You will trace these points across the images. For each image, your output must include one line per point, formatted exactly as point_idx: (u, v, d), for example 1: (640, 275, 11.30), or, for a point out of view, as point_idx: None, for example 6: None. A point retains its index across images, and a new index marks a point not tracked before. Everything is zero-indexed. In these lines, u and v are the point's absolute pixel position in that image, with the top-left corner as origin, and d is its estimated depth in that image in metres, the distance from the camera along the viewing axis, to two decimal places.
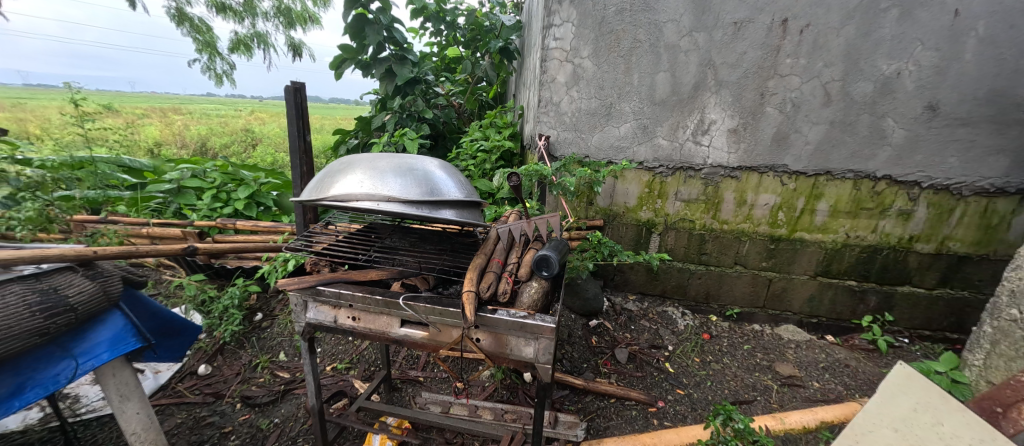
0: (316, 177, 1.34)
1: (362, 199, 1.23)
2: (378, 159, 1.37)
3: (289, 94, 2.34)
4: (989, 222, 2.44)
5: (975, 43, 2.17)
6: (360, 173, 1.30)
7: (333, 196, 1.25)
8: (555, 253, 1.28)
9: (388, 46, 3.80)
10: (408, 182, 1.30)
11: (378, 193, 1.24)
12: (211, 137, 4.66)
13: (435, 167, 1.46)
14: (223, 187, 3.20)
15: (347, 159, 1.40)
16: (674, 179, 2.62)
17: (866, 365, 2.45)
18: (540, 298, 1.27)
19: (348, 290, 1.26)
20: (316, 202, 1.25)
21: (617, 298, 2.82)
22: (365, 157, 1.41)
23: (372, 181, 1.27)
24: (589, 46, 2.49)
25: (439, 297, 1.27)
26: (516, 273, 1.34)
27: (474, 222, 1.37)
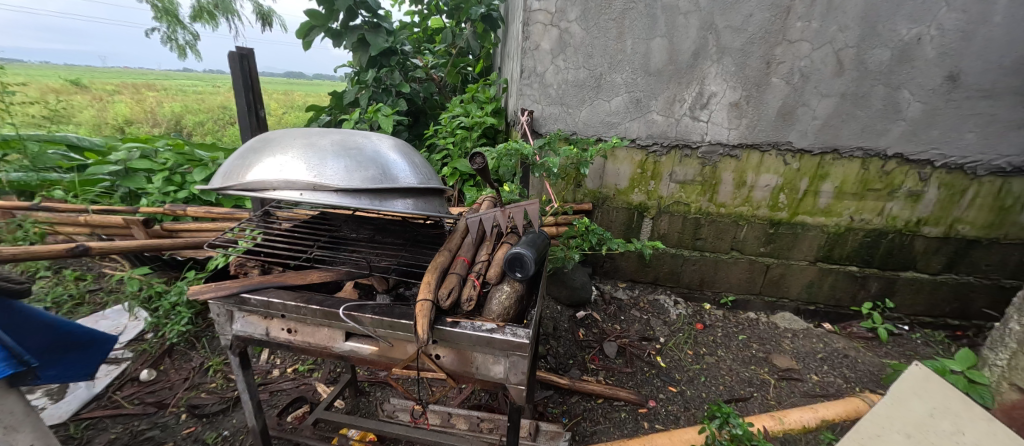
0: (230, 159, 1.11)
1: (283, 188, 1.01)
2: (308, 135, 1.14)
3: (235, 62, 2.07)
4: (1002, 204, 2.28)
5: (1005, 4, 1.96)
6: (283, 154, 1.07)
7: (248, 183, 1.03)
8: (530, 250, 1.07)
9: (360, 11, 3.44)
10: (342, 162, 1.06)
11: (301, 179, 1.01)
12: (185, 114, 3.68)
13: (382, 143, 1.22)
14: (177, 169, 2.89)
15: (272, 136, 1.17)
16: (668, 159, 2.41)
17: (865, 355, 2.32)
18: (513, 306, 1.07)
19: (276, 297, 1.04)
20: (228, 191, 1.03)
21: (607, 285, 2.65)
22: (294, 133, 1.17)
23: (295, 163, 1.04)
24: (577, 7, 2.22)
25: (390, 307, 1.05)
26: (485, 274, 1.13)
27: (432, 214, 1.15)
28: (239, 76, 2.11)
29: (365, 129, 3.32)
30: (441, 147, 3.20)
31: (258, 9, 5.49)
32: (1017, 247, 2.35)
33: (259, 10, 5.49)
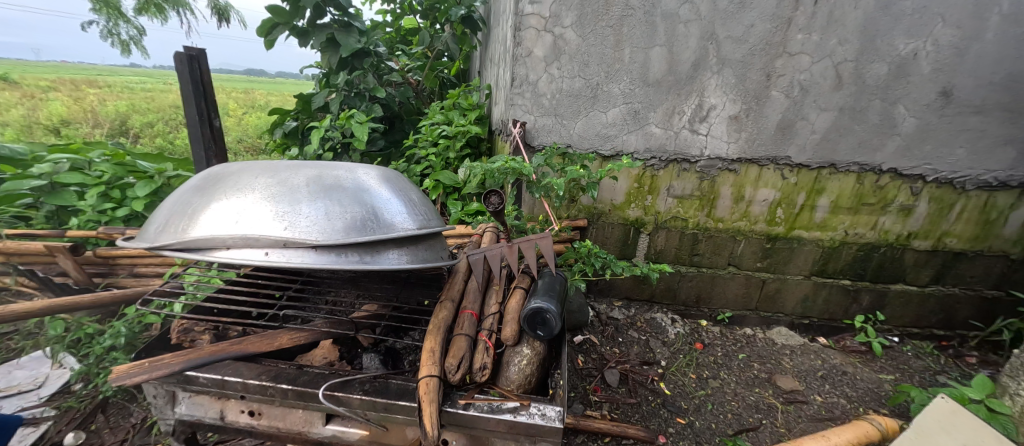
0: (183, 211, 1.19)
1: (242, 245, 1.10)
2: (279, 181, 1.21)
3: (183, 67, 1.82)
4: (987, 217, 2.31)
5: (997, 21, 1.96)
6: (247, 204, 1.15)
7: (210, 236, 1.11)
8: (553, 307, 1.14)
9: (328, 8, 3.17)
10: (295, 216, 1.14)
11: (267, 236, 1.09)
12: (131, 112, 3.48)
13: (338, 183, 1.26)
14: (116, 183, 2.54)
15: (240, 179, 1.25)
16: (666, 173, 2.30)
17: (863, 370, 2.29)
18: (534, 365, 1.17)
19: (235, 379, 1.14)
20: (185, 243, 1.12)
21: (602, 305, 2.55)
22: (262, 177, 1.24)
23: (263, 217, 1.13)
24: (572, 12, 2.08)
25: (381, 386, 1.14)
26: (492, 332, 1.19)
27: (398, 263, 1.23)
28: (188, 81, 1.85)
29: (337, 137, 3.06)
30: (422, 157, 2.99)
31: (214, 2, 5.05)
32: (999, 259, 2.40)
33: (215, 4, 5.05)
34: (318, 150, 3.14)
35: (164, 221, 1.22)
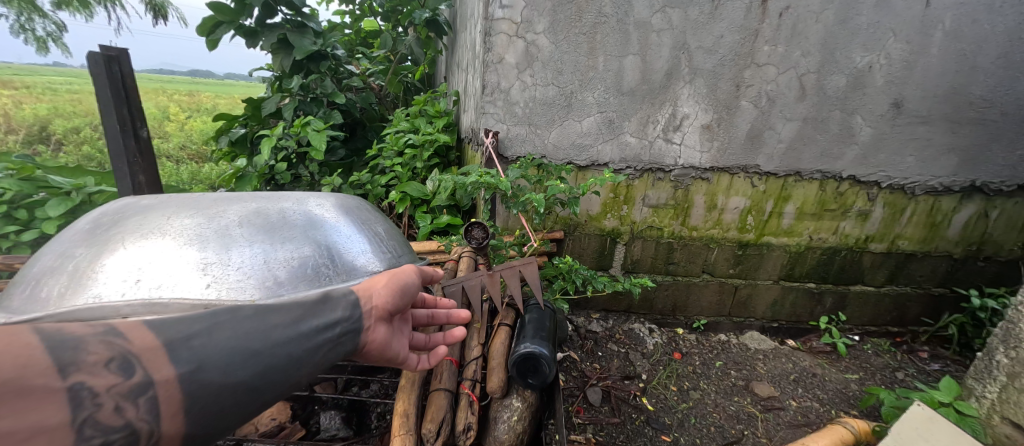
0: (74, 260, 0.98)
1: (146, 313, 0.88)
2: (197, 225, 1.03)
3: (100, 69, 1.60)
4: (934, 220, 2.45)
5: (941, 37, 2.08)
6: (153, 258, 0.96)
7: (100, 301, 0.89)
8: (541, 350, 1.28)
9: (280, 7, 2.94)
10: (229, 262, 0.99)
11: (183, 300, 0.90)
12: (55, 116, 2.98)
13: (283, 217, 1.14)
14: (23, 202, 2.28)
15: (143, 222, 1.03)
16: (641, 183, 2.28)
17: (831, 371, 2.35)
18: (524, 411, 1.29)
19: None
20: (62, 312, 0.88)
21: (580, 318, 2.51)
22: (172, 221, 1.03)
23: (176, 274, 0.94)
24: (544, 18, 2.00)
25: None
26: (470, 379, 1.34)
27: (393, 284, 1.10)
28: (106, 85, 1.62)
29: (292, 146, 2.82)
30: (387, 167, 2.82)
31: None
32: (944, 259, 2.55)
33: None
34: (270, 161, 2.88)
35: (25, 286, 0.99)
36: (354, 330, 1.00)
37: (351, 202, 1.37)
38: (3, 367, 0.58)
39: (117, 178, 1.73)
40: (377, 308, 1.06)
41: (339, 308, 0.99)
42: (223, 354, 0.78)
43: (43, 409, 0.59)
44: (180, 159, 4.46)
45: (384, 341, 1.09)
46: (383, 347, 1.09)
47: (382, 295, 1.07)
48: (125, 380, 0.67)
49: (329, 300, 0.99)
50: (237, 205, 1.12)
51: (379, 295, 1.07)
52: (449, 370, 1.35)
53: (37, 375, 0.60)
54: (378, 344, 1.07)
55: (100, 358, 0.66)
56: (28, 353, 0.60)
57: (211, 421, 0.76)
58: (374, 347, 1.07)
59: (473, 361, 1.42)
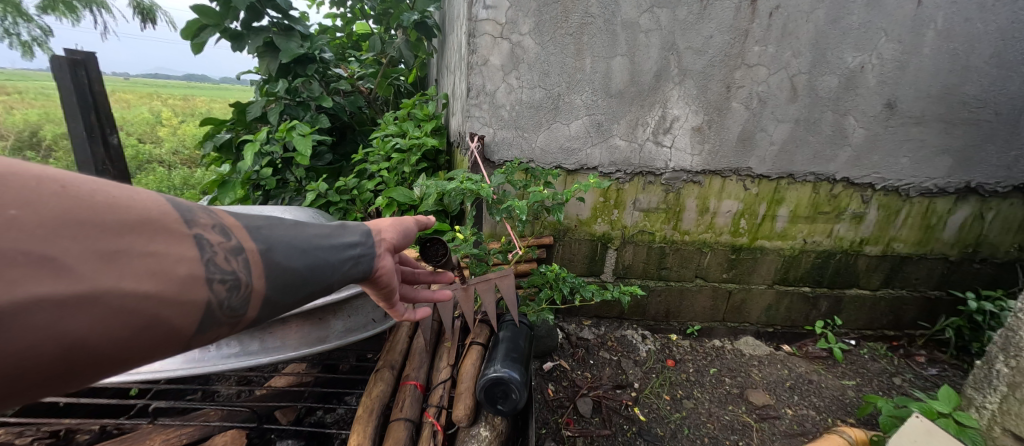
0: None
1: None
2: None
3: (64, 74, 1.55)
4: (929, 222, 2.41)
5: (934, 36, 2.05)
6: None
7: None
8: (512, 375, 1.23)
9: (265, 10, 2.88)
10: None
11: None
12: None
13: None
14: None
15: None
16: (631, 186, 2.24)
17: (827, 378, 2.29)
18: (491, 441, 1.22)
19: None
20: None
21: (571, 325, 2.45)
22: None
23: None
24: (530, 19, 1.96)
25: None
26: (435, 406, 1.28)
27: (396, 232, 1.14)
28: (72, 91, 1.57)
29: (277, 152, 2.76)
30: (374, 172, 2.75)
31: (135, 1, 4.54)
32: (940, 261, 2.52)
33: (137, 2, 4.54)
34: (255, 166, 2.78)
35: None
36: (368, 256, 0.98)
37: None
38: (148, 209, 0.65)
39: None
40: (388, 238, 1.06)
41: (359, 235, 0.99)
42: (286, 245, 0.82)
43: (172, 246, 0.65)
44: (168, 164, 4.40)
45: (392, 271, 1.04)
46: (389, 277, 1.04)
47: (394, 229, 1.09)
48: (227, 242, 0.72)
49: (354, 228, 1.00)
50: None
51: (388, 229, 1.08)
52: (413, 396, 1.31)
53: (169, 220, 0.66)
54: (385, 273, 1.02)
55: (206, 220, 0.71)
56: (149, 208, 0.65)
57: (284, 294, 0.80)
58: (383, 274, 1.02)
59: (441, 385, 1.35)
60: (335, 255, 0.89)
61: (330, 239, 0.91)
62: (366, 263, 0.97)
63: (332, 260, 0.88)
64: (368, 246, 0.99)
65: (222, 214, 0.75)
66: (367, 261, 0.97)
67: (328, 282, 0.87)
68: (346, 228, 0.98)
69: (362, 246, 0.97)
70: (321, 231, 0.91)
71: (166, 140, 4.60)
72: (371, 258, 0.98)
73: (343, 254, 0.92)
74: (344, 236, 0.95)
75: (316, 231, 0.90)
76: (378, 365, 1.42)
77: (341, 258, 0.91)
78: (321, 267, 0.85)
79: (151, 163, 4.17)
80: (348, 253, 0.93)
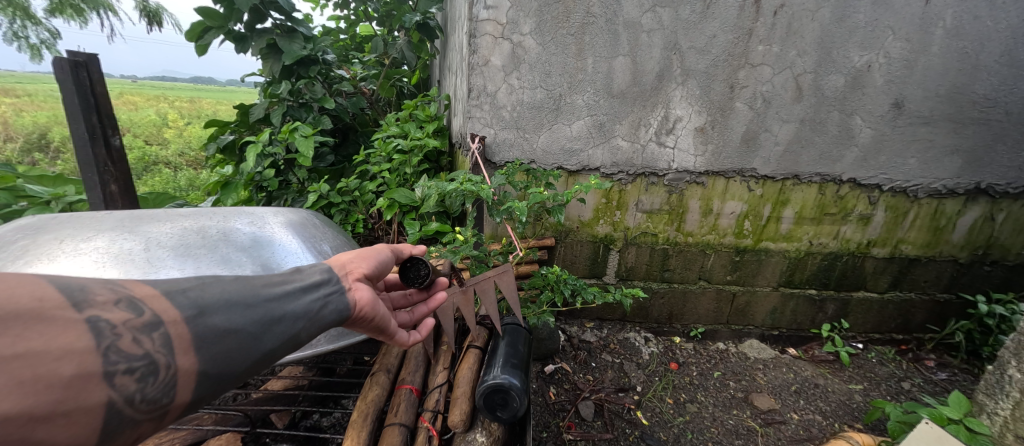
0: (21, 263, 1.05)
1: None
2: (136, 242, 1.10)
3: (65, 75, 1.55)
4: (937, 224, 2.37)
5: (942, 34, 2.01)
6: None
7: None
8: (512, 381, 1.21)
9: (269, 12, 2.88)
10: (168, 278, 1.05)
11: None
12: None
13: (231, 233, 1.22)
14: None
15: (41, 247, 1.07)
16: (634, 187, 2.22)
17: (834, 382, 2.25)
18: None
19: None
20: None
21: (573, 327, 2.43)
22: (74, 245, 1.07)
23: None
24: (531, 19, 1.95)
25: None
26: (431, 411, 1.26)
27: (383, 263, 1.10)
28: (73, 92, 1.57)
29: (279, 153, 2.76)
30: (375, 173, 2.75)
31: (142, 4, 4.59)
32: (949, 263, 2.47)
33: (143, 5, 4.59)
34: (257, 167, 2.78)
35: None
36: (342, 290, 0.93)
37: (271, 216, 1.37)
38: (18, 299, 0.52)
39: (87, 188, 1.68)
40: (357, 269, 1.01)
41: (325, 270, 0.94)
42: (223, 304, 0.71)
43: (56, 341, 0.54)
44: (174, 165, 4.44)
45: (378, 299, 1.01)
46: (378, 306, 1.01)
47: (362, 259, 1.05)
48: (137, 316, 0.61)
49: (315, 266, 0.94)
50: (144, 225, 1.15)
51: (355, 260, 1.03)
52: (408, 400, 1.29)
53: (48, 308, 0.54)
54: (373, 303, 0.98)
55: (106, 299, 0.60)
56: (18, 293, 0.53)
57: (227, 366, 0.69)
58: (363, 306, 0.96)
59: (437, 389, 1.34)
60: (289, 305, 0.81)
61: (279, 287, 0.82)
62: (331, 305, 0.88)
63: (286, 311, 0.79)
64: (336, 283, 0.93)
65: (133, 286, 0.65)
66: (332, 303, 0.89)
67: (284, 336, 0.77)
68: (299, 273, 0.90)
69: (321, 289, 0.89)
70: (267, 281, 0.82)
71: (171, 142, 4.65)
72: (335, 300, 0.90)
73: (301, 302, 0.83)
74: (298, 282, 0.86)
75: (261, 282, 0.81)
76: (373, 368, 1.40)
77: (298, 307, 0.82)
78: (275, 318, 0.77)
79: (157, 164, 4.21)
80: (307, 299, 0.85)
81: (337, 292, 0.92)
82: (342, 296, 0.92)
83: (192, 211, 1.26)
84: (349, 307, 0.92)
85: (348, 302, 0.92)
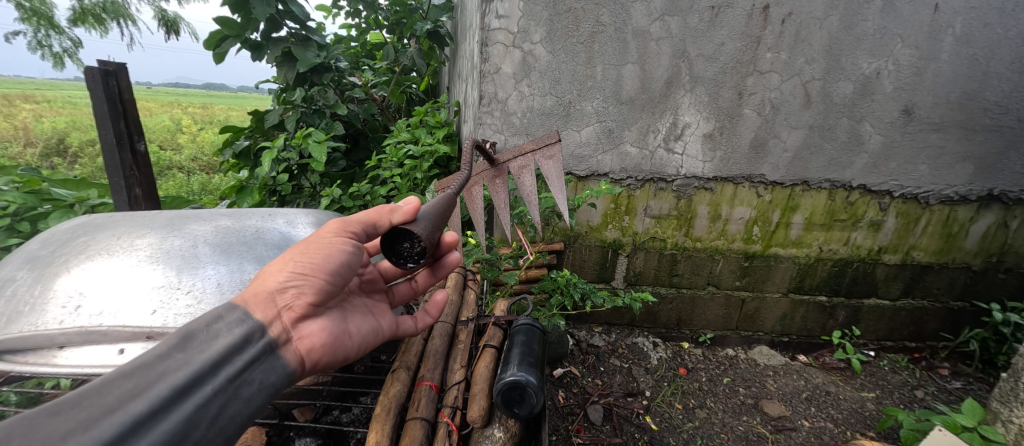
0: (77, 258, 1.08)
1: (83, 343, 0.97)
2: (182, 241, 1.15)
3: (96, 83, 1.61)
4: (950, 231, 2.35)
5: (952, 42, 2.02)
6: (100, 282, 1.03)
7: (42, 329, 0.97)
8: (529, 378, 1.22)
9: (285, 22, 2.95)
10: (214, 274, 1.09)
11: (124, 327, 0.97)
12: None
13: (268, 232, 1.27)
14: (27, 214, 2.11)
15: (97, 244, 1.12)
16: (643, 192, 2.24)
17: (845, 389, 2.23)
18: (505, 442, 1.22)
19: None
20: (7, 340, 0.98)
21: (581, 332, 2.45)
22: (128, 242, 1.12)
23: (123, 299, 1.00)
24: (541, 28, 1.99)
25: None
26: (450, 407, 1.28)
27: (328, 274, 0.95)
28: (103, 99, 1.64)
29: (293, 158, 2.80)
30: (386, 178, 2.78)
31: (160, 14, 4.73)
32: (962, 270, 2.45)
33: (162, 15, 4.73)
34: (271, 172, 2.83)
35: (15, 288, 1.06)
36: (268, 352, 0.83)
37: (303, 217, 1.42)
38: None
39: (112, 191, 1.75)
40: (293, 304, 0.89)
41: (245, 322, 0.81)
42: None
43: None
44: (187, 169, 4.54)
45: (330, 337, 0.97)
46: (334, 344, 0.98)
47: (300, 283, 0.90)
48: None
49: (228, 319, 0.80)
50: (190, 224, 1.20)
51: (291, 288, 0.89)
52: (428, 396, 1.29)
53: None
54: (325, 346, 0.95)
55: None
56: None
57: None
58: (309, 359, 0.92)
59: (455, 386, 1.35)
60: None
61: (109, 429, 0.56)
62: (225, 410, 0.72)
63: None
64: (257, 342, 0.81)
65: None
66: (228, 403, 0.73)
67: None
68: (167, 363, 0.68)
69: (205, 388, 0.70)
70: (80, 422, 0.55)
71: (185, 147, 4.76)
72: (240, 389, 0.75)
73: (156, 435, 0.61)
74: (157, 394, 0.63)
75: (65, 430, 0.53)
76: (393, 365, 1.40)
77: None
78: None
79: (171, 169, 4.31)
80: (171, 422, 0.64)
81: (243, 376, 0.76)
82: (259, 375, 0.80)
83: (232, 212, 1.32)
84: (270, 384, 0.81)
85: (260, 385, 0.79)
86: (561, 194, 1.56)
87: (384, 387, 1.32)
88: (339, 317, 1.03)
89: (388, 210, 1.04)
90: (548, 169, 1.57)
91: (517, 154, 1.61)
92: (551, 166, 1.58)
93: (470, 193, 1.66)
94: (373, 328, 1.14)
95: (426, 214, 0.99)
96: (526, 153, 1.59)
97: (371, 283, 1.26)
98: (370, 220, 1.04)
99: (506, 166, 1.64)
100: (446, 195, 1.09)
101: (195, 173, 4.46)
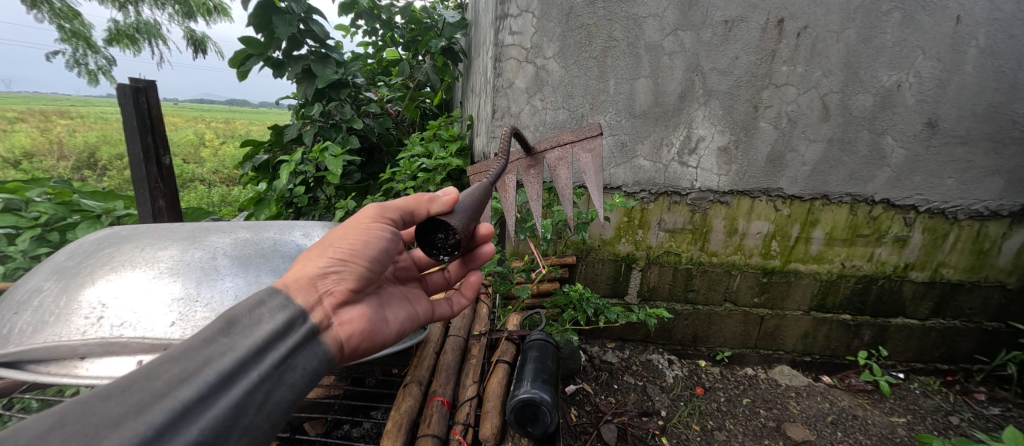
0: (103, 269, 1.11)
1: (104, 353, 0.99)
2: (202, 252, 1.17)
3: (126, 99, 1.68)
4: (982, 247, 2.25)
5: (975, 54, 1.97)
6: (123, 293, 1.05)
7: (66, 339, 1.00)
8: (542, 395, 1.20)
9: (306, 40, 3.05)
10: (232, 286, 1.11)
11: (144, 338, 0.99)
12: None
13: (283, 244, 1.28)
14: (57, 224, 2.20)
15: (122, 255, 1.15)
16: (656, 206, 2.21)
17: (874, 413, 2.12)
18: None
19: None
20: (33, 349, 1.00)
21: (594, 347, 2.40)
22: (150, 254, 1.14)
23: (143, 310, 1.03)
24: (554, 43, 2.01)
25: None
26: (462, 424, 1.25)
27: (369, 257, 0.96)
28: (133, 115, 1.71)
29: (310, 172, 2.85)
30: (400, 190, 2.78)
31: (189, 34, 4.95)
32: (995, 289, 2.33)
33: (190, 35, 4.95)
34: (289, 185, 2.91)
35: (41, 299, 1.09)
36: (310, 340, 0.82)
37: (320, 230, 1.45)
38: None
39: (137, 202, 1.81)
40: (334, 289, 0.90)
41: (286, 308, 0.80)
42: None
43: None
44: (208, 182, 4.69)
45: (368, 325, 0.97)
46: (372, 331, 0.99)
47: (340, 269, 0.91)
48: None
49: (270, 304, 0.79)
50: (210, 236, 1.22)
51: (332, 274, 0.90)
52: (440, 412, 1.27)
53: None
54: (363, 333, 0.95)
55: None
56: None
57: None
58: (349, 344, 0.92)
59: (467, 402, 1.33)
60: (186, 436, 0.59)
61: (158, 415, 0.58)
62: (271, 396, 0.71)
63: None
64: (299, 328, 0.81)
65: None
66: (274, 389, 0.72)
67: None
68: (213, 348, 0.68)
69: (252, 373, 0.70)
70: (128, 411, 0.57)
71: (207, 161, 4.92)
72: (285, 374, 0.75)
73: (204, 422, 0.62)
74: (204, 380, 0.64)
75: (118, 415, 0.56)
76: (405, 380, 1.39)
77: (203, 432, 0.61)
78: None
79: (193, 181, 4.46)
80: (219, 408, 0.64)
81: (287, 362, 0.76)
82: (301, 361, 0.79)
83: (251, 224, 1.34)
84: (312, 370, 0.80)
85: (304, 371, 0.78)
86: (598, 190, 1.42)
87: (398, 399, 1.31)
88: (376, 303, 1.04)
89: (427, 199, 1.01)
90: (584, 162, 1.45)
91: (555, 144, 1.49)
92: (591, 160, 1.45)
93: (503, 182, 1.53)
94: (410, 316, 1.16)
95: (464, 206, 0.98)
96: (564, 143, 1.46)
97: (405, 270, 1.29)
98: (408, 208, 1.02)
99: (543, 157, 1.52)
100: (481, 186, 1.07)
101: (214, 185, 4.57)
